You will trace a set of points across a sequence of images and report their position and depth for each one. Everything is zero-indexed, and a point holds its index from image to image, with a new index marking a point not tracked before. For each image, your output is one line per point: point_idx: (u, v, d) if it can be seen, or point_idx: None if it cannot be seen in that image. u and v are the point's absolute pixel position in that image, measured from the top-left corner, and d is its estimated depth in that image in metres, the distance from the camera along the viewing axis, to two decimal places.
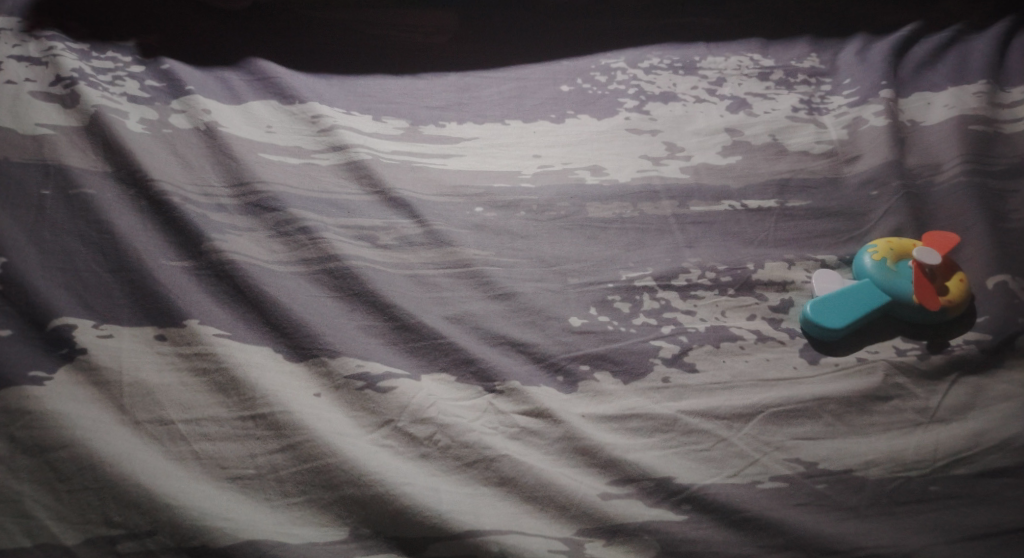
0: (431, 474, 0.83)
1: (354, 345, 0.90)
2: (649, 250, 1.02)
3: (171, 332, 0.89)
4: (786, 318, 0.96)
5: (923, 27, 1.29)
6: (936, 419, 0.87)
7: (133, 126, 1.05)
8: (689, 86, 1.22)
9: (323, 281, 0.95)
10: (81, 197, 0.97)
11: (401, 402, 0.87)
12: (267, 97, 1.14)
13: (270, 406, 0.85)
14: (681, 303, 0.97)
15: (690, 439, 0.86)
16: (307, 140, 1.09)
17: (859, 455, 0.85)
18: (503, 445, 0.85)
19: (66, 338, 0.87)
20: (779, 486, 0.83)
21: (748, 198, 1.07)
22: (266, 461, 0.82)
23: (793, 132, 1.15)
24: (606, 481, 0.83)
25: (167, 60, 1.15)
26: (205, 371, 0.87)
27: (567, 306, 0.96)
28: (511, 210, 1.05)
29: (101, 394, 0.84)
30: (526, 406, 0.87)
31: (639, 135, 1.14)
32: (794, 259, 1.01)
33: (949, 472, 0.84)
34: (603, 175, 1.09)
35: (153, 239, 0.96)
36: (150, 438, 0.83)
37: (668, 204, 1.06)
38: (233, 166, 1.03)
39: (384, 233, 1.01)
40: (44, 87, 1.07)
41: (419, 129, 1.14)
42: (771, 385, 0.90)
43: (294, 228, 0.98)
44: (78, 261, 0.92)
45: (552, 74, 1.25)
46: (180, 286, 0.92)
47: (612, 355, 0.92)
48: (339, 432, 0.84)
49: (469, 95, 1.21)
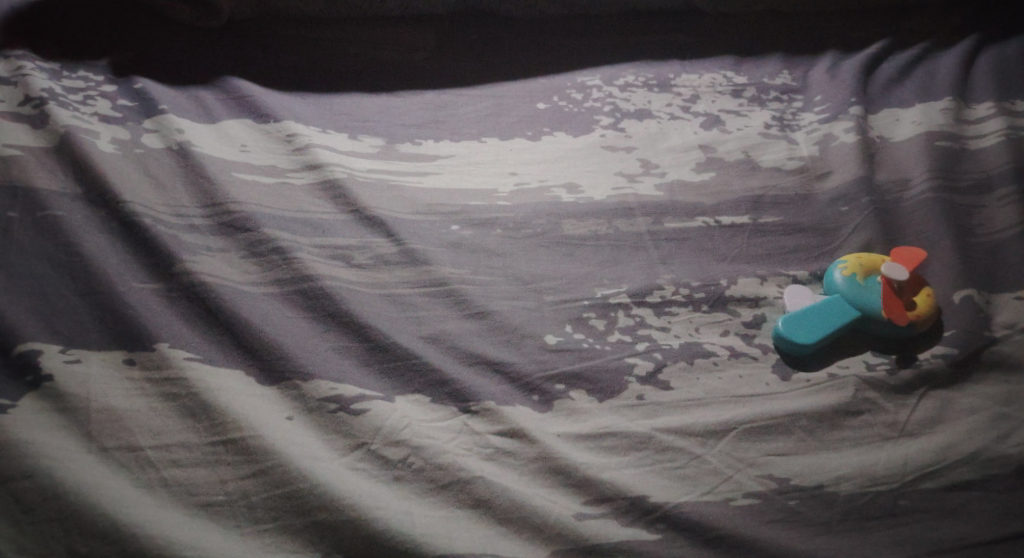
0: (405, 497, 0.83)
1: (329, 367, 0.91)
2: (624, 266, 1.02)
3: (140, 356, 0.89)
4: (759, 333, 0.97)
5: (892, 45, 1.31)
6: (905, 433, 0.88)
7: (104, 146, 1.05)
8: (664, 103, 1.23)
9: (298, 302, 0.95)
10: (50, 219, 0.97)
11: (375, 424, 0.87)
12: (242, 116, 1.15)
13: (241, 431, 0.85)
14: (655, 320, 0.98)
15: (664, 457, 0.86)
16: (281, 158, 1.09)
17: (830, 470, 0.86)
18: (477, 467, 0.85)
19: (32, 363, 0.86)
20: (752, 503, 0.83)
21: (721, 214, 1.08)
22: (237, 486, 0.82)
23: (766, 148, 1.16)
24: (580, 501, 0.83)
25: (140, 79, 1.15)
26: (175, 396, 0.87)
27: (542, 323, 0.96)
28: (486, 228, 1.05)
29: (67, 421, 0.84)
30: (500, 426, 0.88)
31: (614, 151, 1.15)
32: (767, 275, 1.02)
33: (919, 486, 0.85)
34: (579, 193, 1.10)
35: (124, 262, 0.95)
36: (119, 465, 0.82)
37: (642, 220, 1.07)
38: (207, 187, 1.03)
39: (359, 252, 1.01)
40: (13, 107, 1.07)
41: (395, 147, 1.14)
42: (743, 401, 0.91)
43: (268, 249, 0.99)
44: (48, 285, 0.92)
45: (528, 92, 1.25)
46: (151, 308, 0.92)
47: (586, 374, 0.92)
48: (312, 456, 0.84)
49: (446, 113, 1.21)
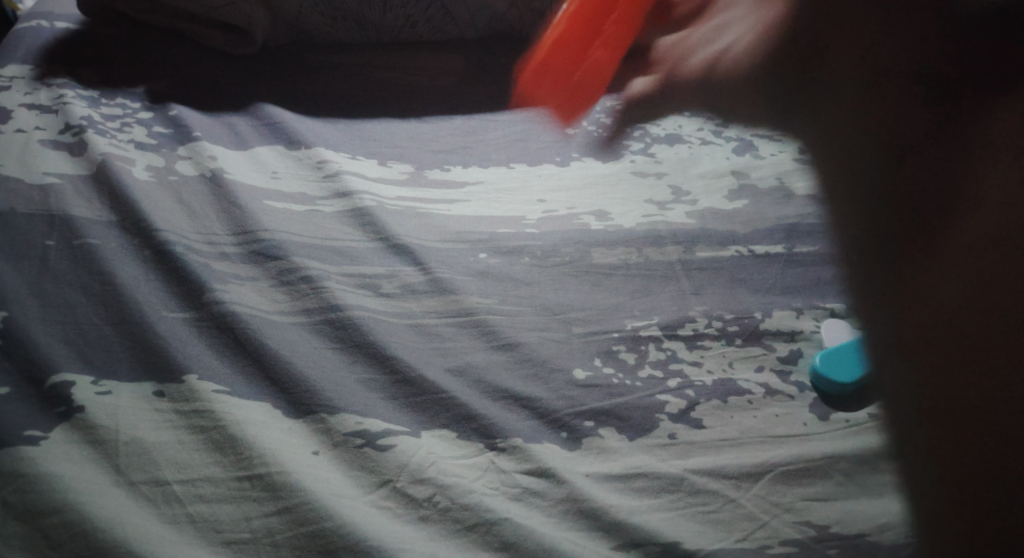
0: (431, 538, 0.81)
1: (355, 400, 0.89)
2: (656, 297, 1.00)
3: (169, 388, 0.88)
4: (795, 370, 0.95)
5: None
6: (952, 479, 0.86)
7: (139, 174, 1.05)
8: (694, 128, 1.20)
9: (325, 332, 0.94)
10: (84, 247, 0.97)
11: (401, 461, 0.86)
12: (273, 142, 1.14)
13: (267, 466, 0.84)
14: (687, 354, 0.96)
15: (697, 500, 0.85)
16: (311, 185, 1.08)
17: (872, 518, 0.84)
18: (505, 508, 0.83)
19: (64, 395, 0.86)
20: (789, 550, 0.82)
21: (755, 244, 1.06)
22: (262, 524, 0.81)
23: (800, 175, 1.14)
24: (611, 545, 0.82)
25: (176, 106, 1.16)
26: (202, 429, 0.86)
27: (572, 357, 0.95)
28: (516, 256, 1.03)
29: (96, 454, 0.83)
30: (528, 464, 0.86)
31: (644, 177, 1.13)
32: (802, 308, 1.00)
33: (967, 538, 0.83)
34: (608, 220, 1.07)
35: (154, 290, 0.95)
36: (145, 499, 0.81)
37: (673, 249, 1.05)
38: (237, 214, 1.03)
39: (386, 281, 1.00)
40: (53, 135, 1.08)
41: (424, 173, 1.13)
42: (780, 442, 0.89)
43: (296, 277, 0.98)
44: (79, 314, 0.92)
45: (558, 116, 1.23)
46: (180, 339, 0.91)
47: (616, 411, 0.91)
48: (338, 494, 0.83)
49: (475, 139, 1.19)
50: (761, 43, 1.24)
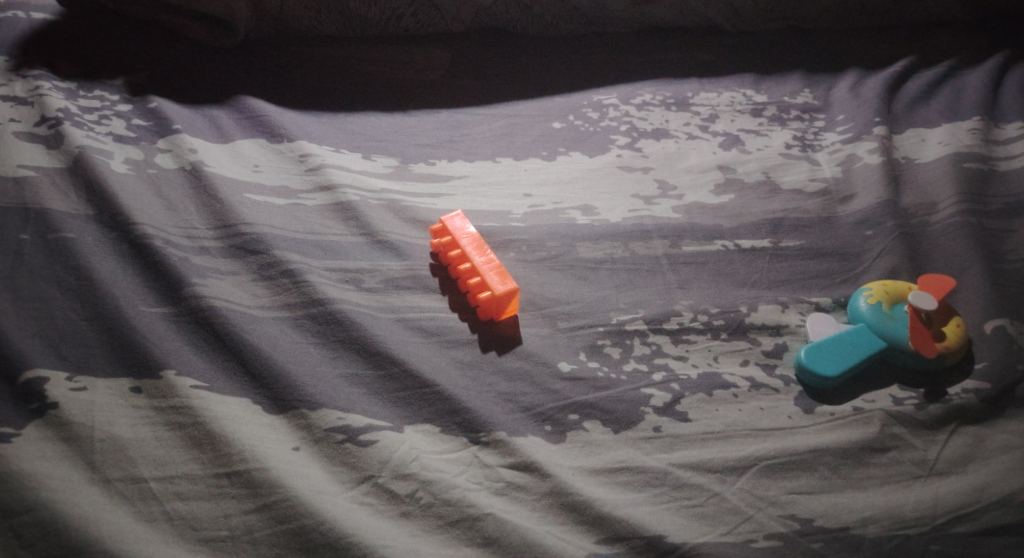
0: (412, 534, 0.82)
1: (337, 396, 0.89)
2: (641, 291, 1.00)
3: (146, 384, 0.87)
4: (780, 363, 0.95)
5: (919, 61, 1.26)
6: (935, 472, 0.87)
7: (118, 167, 1.02)
8: (681, 122, 1.19)
9: (307, 328, 0.93)
10: (60, 241, 0.94)
11: (383, 457, 0.85)
12: (254, 135, 1.10)
13: (246, 463, 0.83)
14: (672, 348, 0.95)
15: (682, 495, 0.85)
16: (293, 179, 1.06)
17: (856, 511, 0.84)
18: (488, 503, 0.84)
19: (38, 391, 0.85)
20: (774, 545, 0.83)
21: (741, 238, 1.05)
22: (240, 521, 0.81)
23: (788, 169, 1.12)
24: (593, 540, 0.82)
25: (156, 98, 1.11)
26: (180, 426, 0.85)
27: (557, 351, 0.94)
28: (500, 250, 1.02)
29: (71, 451, 0.82)
30: (512, 459, 0.86)
31: (631, 172, 1.11)
32: (788, 301, 0.99)
33: (951, 530, 0.83)
34: (594, 215, 1.06)
35: (131, 284, 0.93)
36: (121, 497, 0.81)
37: (659, 243, 1.04)
38: (216, 207, 1.00)
39: (369, 275, 0.98)
40: (29, 128, 1.04)
41: (409, 167, 1.10)
42: (765, 436, 0.89)
43: (278, 271, 0.96)
44: (55, 309, 0.90)
45: (544, 110, 1.20)
46: (159, 334, 0.90)
47: (602, 404, 0.90)
48: (318, 490, 0.83)
49: (461, 132, 1.16)
50: (726, 13, 1.31)
